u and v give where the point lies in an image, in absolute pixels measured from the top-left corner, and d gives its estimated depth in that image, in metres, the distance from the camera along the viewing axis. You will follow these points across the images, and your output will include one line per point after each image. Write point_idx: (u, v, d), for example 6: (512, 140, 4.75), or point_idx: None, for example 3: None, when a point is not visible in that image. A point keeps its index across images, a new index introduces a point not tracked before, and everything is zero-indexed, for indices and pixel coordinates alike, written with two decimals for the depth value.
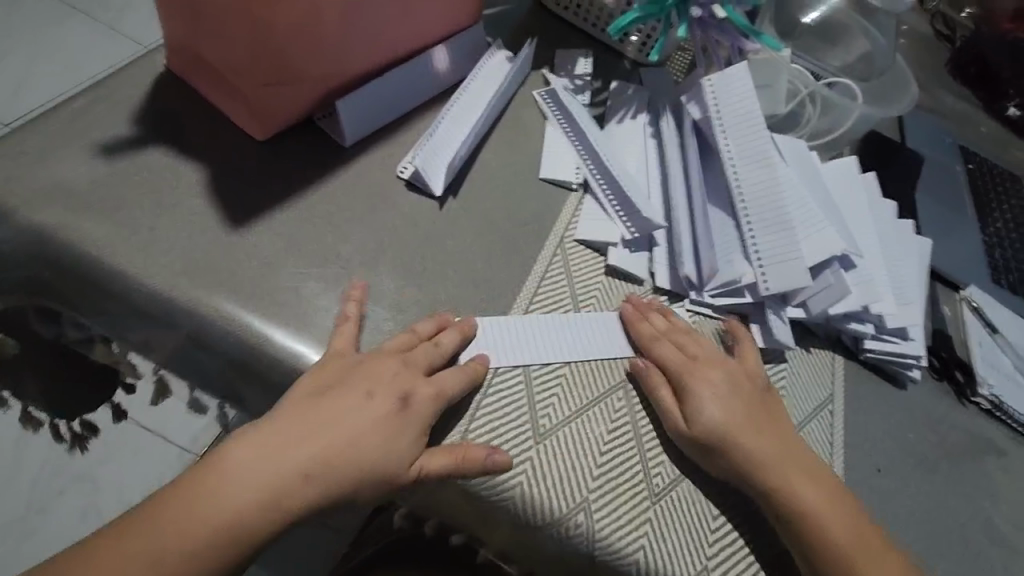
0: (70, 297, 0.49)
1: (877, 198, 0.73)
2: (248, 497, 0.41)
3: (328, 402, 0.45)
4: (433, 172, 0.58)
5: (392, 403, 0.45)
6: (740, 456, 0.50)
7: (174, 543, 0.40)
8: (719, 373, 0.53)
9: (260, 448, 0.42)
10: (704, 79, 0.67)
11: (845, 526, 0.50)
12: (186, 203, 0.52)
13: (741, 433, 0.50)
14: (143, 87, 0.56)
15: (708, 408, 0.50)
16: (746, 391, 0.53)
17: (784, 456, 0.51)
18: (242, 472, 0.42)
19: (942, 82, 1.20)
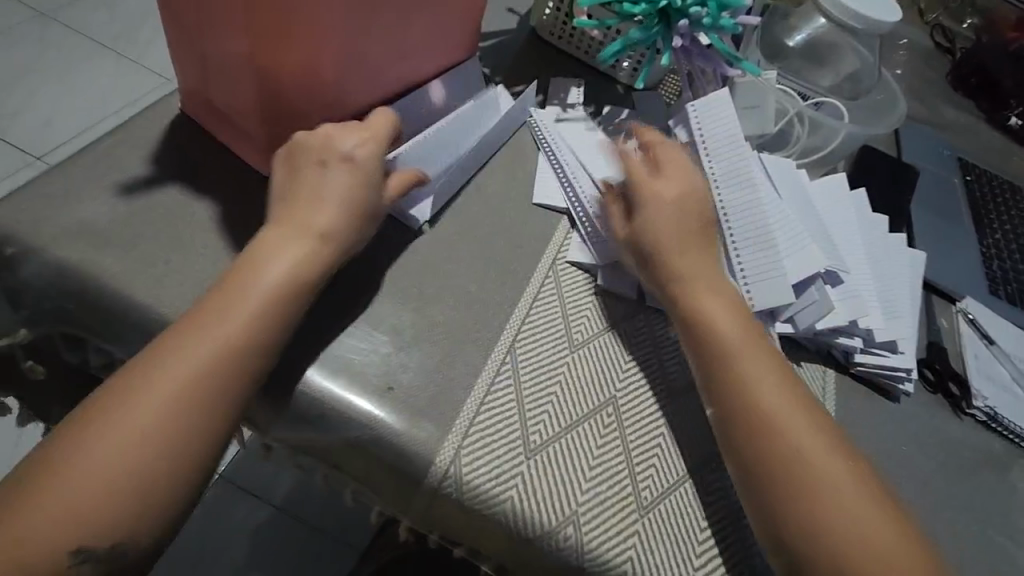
0: (92, 327, 0.53)
1: (867, 215, 0.74)
2: (162, 398, 0.42)
3: (189, 332, 0.45)
4: (417, 204, 0.61)
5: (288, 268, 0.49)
6: (688, 299, 0.56)
7: (105, 454, 0.40)
8: (679, 217, 0.59)
9: (140, 383, 0.42)
10: (689, 105, 0.69)
11: (773, 386, 0.51)
12: (198, 238, 0.55)
13: (687, 277, 0.57)
14: (159, 130, 0.60)
15: (659, 220, 0.58)
16: (706, 248, 0.59)
17: (720, 306, 0.56)
18: (147, 380, 0.42)
19: (942, 94, 1.21)
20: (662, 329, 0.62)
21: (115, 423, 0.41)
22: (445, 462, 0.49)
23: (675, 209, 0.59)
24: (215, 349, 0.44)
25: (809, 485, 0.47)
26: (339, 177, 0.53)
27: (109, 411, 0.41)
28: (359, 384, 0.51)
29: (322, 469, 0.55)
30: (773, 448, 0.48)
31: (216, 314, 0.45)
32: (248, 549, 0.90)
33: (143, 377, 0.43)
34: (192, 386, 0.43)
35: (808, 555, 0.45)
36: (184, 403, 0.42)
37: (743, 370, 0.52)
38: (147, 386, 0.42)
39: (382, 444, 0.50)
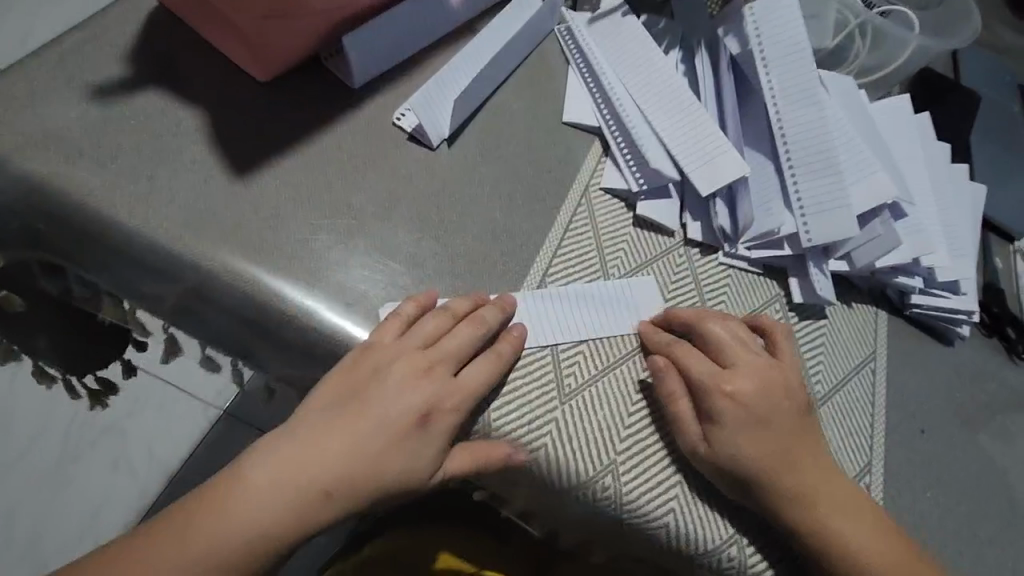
0: (69, 252, 0.46)
1: (931, 140, 0.67)
2: (276, 505, 0.40)
3: (319, 434, 0.41)
4: (435, 122, 0.54)
5: (410, 418, 0.42)
6: (765, 484, 0.45)
7: (179, 563, 0.39)
8: (759, 384, 0.47)
9: (258, 481, 0.40)
10: (746, 8, 0.61)
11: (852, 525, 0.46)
12: (186, 150, 0.48)
13: (766, 448, 0.45)
14: (135, 24, 0.51)
15: (732, 442, 0.45)
16: (781, 401, 0.47)
17: (801, 467, 0.46)
18: (262, 488, 0.40)
19: (1003, 13, 1.09)
20: (704, 262, 0.56)
21: (177, 538, 0.40)
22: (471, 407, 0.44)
23: (744, 370, 0.47)
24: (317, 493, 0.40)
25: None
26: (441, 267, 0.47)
27: (221, 505, 0.40)
28: (377, 319, 0.46)
29: None
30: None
31: (348, 423, 0.42)
32: None
33: (221, 500, 0.40)
34: (279, 529, 0.40)
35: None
36: (301, 513, 0.40)
37: (819, 510, 0.45)
38: (223, 519, 0.40)
39: None
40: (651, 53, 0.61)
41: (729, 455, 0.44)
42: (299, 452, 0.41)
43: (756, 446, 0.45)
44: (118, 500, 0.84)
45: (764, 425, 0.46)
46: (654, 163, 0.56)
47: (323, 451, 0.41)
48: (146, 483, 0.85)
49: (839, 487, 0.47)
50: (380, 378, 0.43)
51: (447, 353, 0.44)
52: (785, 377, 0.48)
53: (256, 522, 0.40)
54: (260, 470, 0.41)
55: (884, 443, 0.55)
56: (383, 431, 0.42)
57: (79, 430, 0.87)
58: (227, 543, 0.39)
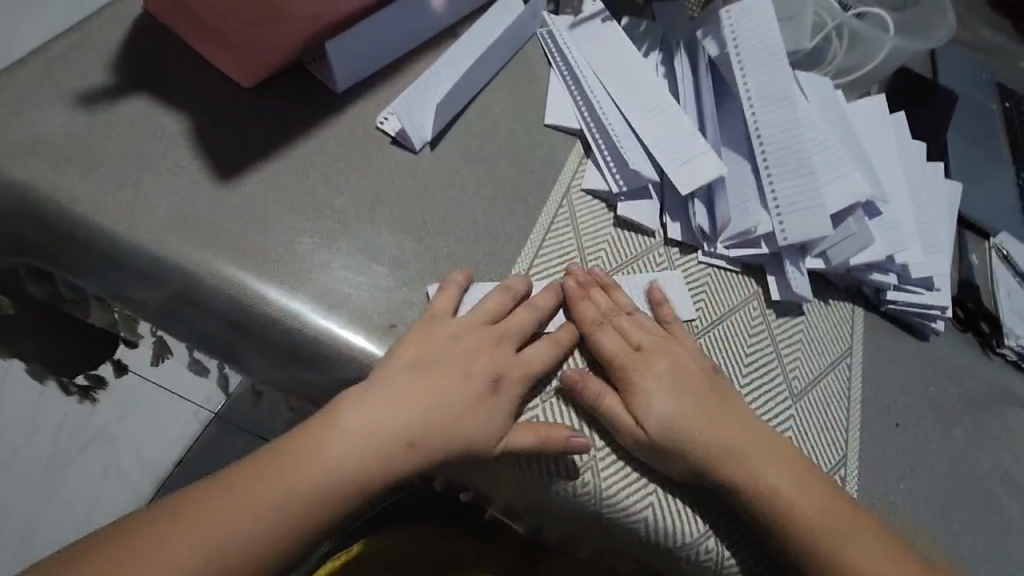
0: (57, 256, 0.47)
1: (907, 140, 0.68)
2: (356, 457, 0.41)
3: (403, 389, 0.43)
4: (417, 126, 0.55)
5: (486, 381, 0.45)
6: (700, 451, 0.46)
7: (238, 524, 0.39)
8: (667, 362, 0.49)
9: (336, 433, 0.42)
10: (723, 11, 0.62)
11: (799, 485, 0.47)
12: (171, 155, 0.49)
13: (695, 416, 0.47)
14: (121, 30, 0.52)
15: (661, 410, 0.47)
16: (698, 376, 0.49)
17: (733, 433, 0.48)
18: (344, 439, 0.41)
19: (982, 13, 1.11)
20: (683, 262, 0.57)
21: (222, 504, 0.39)
22: None
23: (656, 351, 0.49)
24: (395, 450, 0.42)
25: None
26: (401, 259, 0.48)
27: (293, 458, 0.41)
28: (360, 321, 0.47)
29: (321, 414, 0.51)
30: (815, 551, 0.45)
31: (430, 382, 0.44)
32: None
33: (287, 464, 0.41)
34: (350, 484, 0.41)
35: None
36: (380, 464, 0.41)
37: (760, 472, 0.47)
38: (293, 479, 0.40)
39: None
40: (630, 56, 0.62)
41: (657, 417, 0.46)
42: (384, 406, 0.43)
43: (679, 409, 0.47)
44: (111, 501, 0.85)
45: (686, 389, 0.48)
46: (633, 165, 0.57)
47: (404, 406, 0.43)
48: (139, 484, 0.86)
49: (773, 446, 0.49)
50: (455, 348, 0.46)
51: (512, 330, 0.48)
52: (677, 354, 0.50)
53: (340, 470, 0.41)
54: (339, 425, 0.42)
55: (860, 436, 0.56)
56: (467, 391, 0.44)
57: (72, 431, 0.87)
58: (307, 495, 0.40)
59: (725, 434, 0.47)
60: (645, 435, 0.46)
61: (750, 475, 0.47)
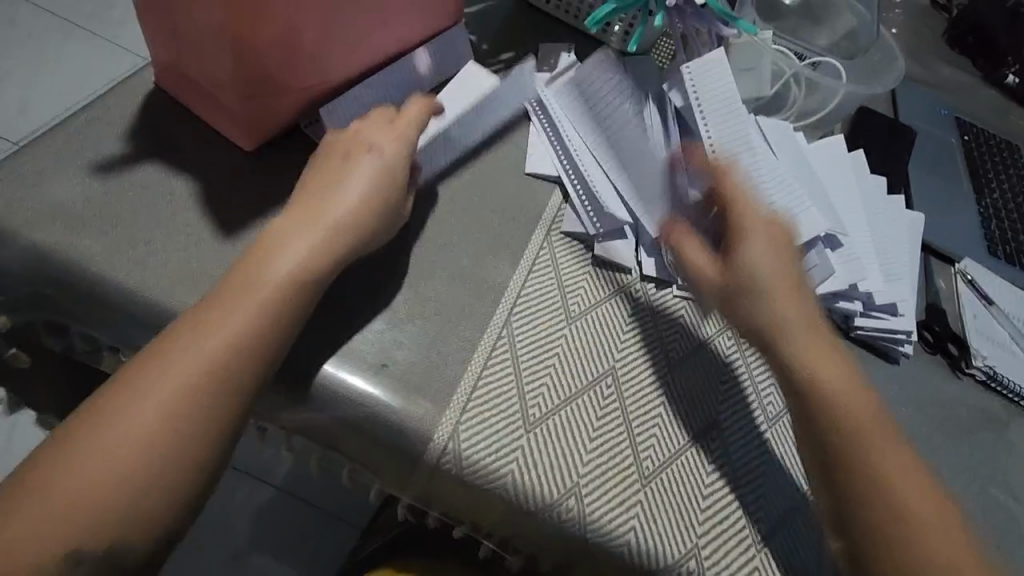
0: (72, 311, 0.51)
1: (865, 176, 0.73)
2: (169, 397, 0.40)
3: (198, 333, 0.43)
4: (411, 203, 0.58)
5: (276, 284, 0.46)
6: (783, 324, 0.51)
7: (73, 498, 0.37)
8: (781, 253, 0.53)
9: (139, 383, 0.41)
10: (684, 67, 0.66)
11: (851, 388, 0.50)
12: (179, 215, 0.53)
13: (787, 288, 0.52)
14: (134, 105, 0.57)
15: (757, 261, 0.52)
16: (794, 270, 0.54)
17: (812, 334, 0.51)
18: (156, 383, 0.41)
19: (939, 53, 1.17)
20: (658, 296, 0.61)
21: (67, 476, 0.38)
22: (444, 438, 0.48)
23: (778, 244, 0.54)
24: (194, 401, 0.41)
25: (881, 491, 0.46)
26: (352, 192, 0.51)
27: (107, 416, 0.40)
28: (354, 361, 0.50)
29: (317, 450, 0.54)
30: (844, 448, 0.48)
31: (227, 315, 0.44)
32: (249, 533, 0.88)
33: (103, 423, 0.40)
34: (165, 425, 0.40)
35: (857, 527, 0.46)
36: (198, 397, 0.41)
37: (828, 385, 0.49)
38: (110, 437, 0.39)
39: (377, 422, 0.49)
40: (601, 110, 0.67)
41: (754, 272, 0.52)
42: (182, 348, 0.42)
43: (777, 270, 0.52)
44: None
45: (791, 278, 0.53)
46: (609, 209, 0.62)
47: (205, 344, 0.42)
48: None
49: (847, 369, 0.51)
50: (252, 277, 0.46)
51: (303, 225, 0.49)
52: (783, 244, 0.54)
53: (155, 416, 0.40)
54: (121, 400, 0.40)
55: None
56: (258, 312, 0.44)
57: None
58: (115, 457, 0.38)
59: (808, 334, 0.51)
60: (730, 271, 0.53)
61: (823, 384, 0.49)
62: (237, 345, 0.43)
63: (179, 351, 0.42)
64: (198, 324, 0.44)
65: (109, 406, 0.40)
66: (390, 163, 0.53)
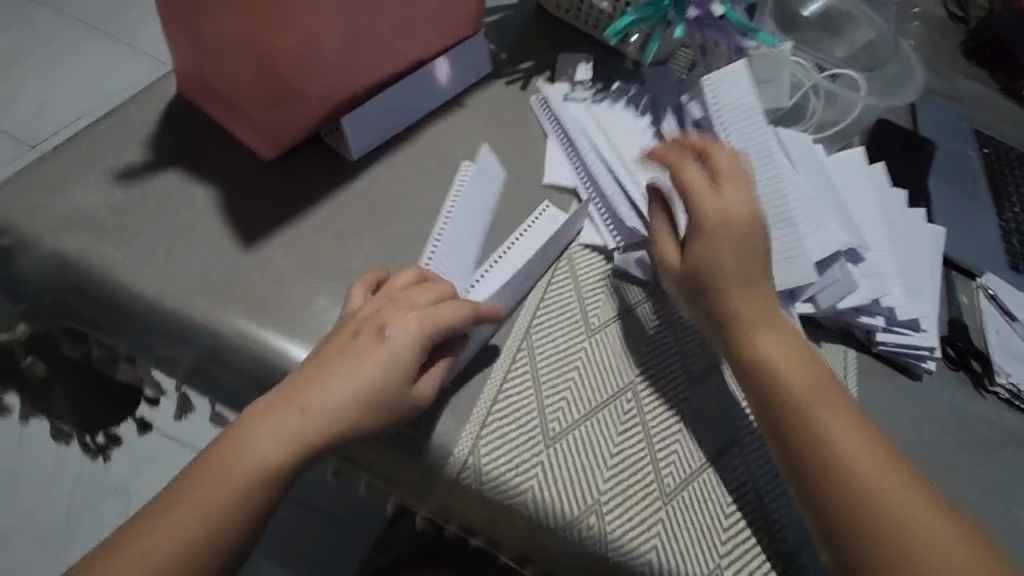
0: (92, 319, 0.51)
1: (886, 188, 0.72)
2: (202, 513, 0.42)
3: (236, 454, 0.43)
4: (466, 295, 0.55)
5: (325, 421, 0.44)
6: (737, 304, 0.52)
7: None
8: (743, 234, 0.53)
9: (179, 504, 0.42)
10: (704, 77, 0.67)
11: (815, 383, 0.50)
12: (200, 223, 0.53)
13: (737, 263, 0.53)
14: (156, 112, 0.57)
15: (698, 255, 0.53)
16: (757, 246, 0.54)
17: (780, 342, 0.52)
18: (192, 504, 0.42)
19: (957, 65, 1.17)
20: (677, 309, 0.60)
21: None
22: (464, 452, 0.48)
23: (744, 224, 0.53)
24: (207, 527, 0.42)
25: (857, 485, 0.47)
26: (418, 315, 0.47)
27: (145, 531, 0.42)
28: None
29: (336, 463, 0.54)
30: (814, 439, 0.48)
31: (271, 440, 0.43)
32: (261, 540, 0.88)
33: (143, 537, 0.41)
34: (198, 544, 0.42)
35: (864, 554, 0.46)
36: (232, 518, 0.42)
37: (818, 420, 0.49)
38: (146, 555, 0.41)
39: (397, 435, 0.48)
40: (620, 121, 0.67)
41: (706, 262, 0.53)
42: (218, 464, 0.43)
43: (731, 260, 0.52)
44: None
45: (751, 274, 0.53)
46: (626, 220, 0.61)
47: (242, 464, 0.43)
48: None
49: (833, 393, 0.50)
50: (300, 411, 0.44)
51: (354, 364, 0.45)
52: (748, 234, 0.53)
53: (189, 536, 0.42)
54: (161, 518, 0.42)
55: None
56: (297, 437, 0.44)
57: (89, 485, 0.90)
58: None
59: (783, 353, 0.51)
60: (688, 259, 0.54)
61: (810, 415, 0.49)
62: (243, 483, 0.43)
63: (193, 479, 0.43)
64: (209, 459, 0.44)
65: (131, 531, 0.42)
66: (404, 344, 0.46)
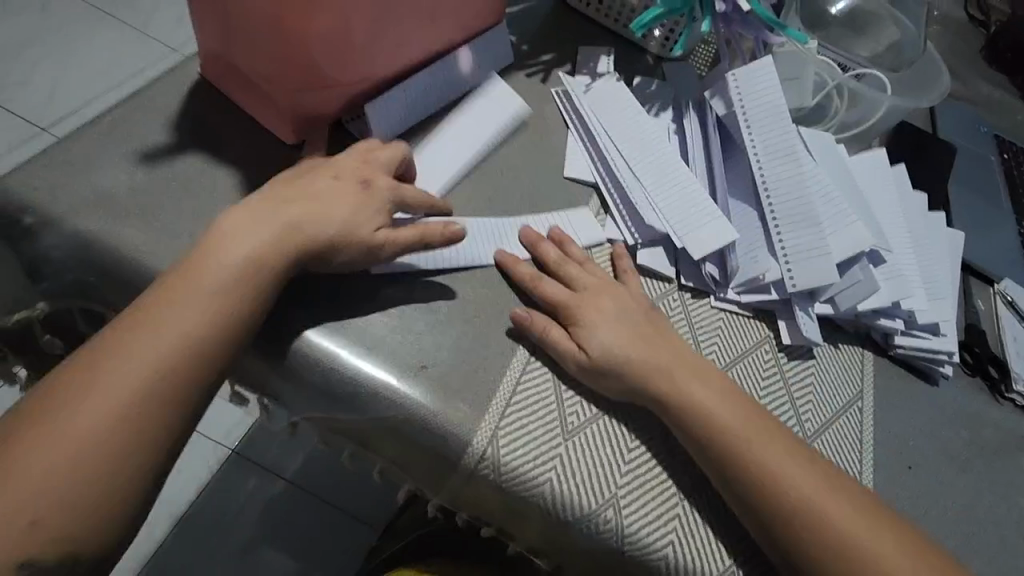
0: (113, 301, 0.51)
1: (908, 192, 0.71)
2: (149, 362, 0.40)
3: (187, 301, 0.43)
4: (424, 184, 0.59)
5: (294, 241, 0.46)
6: (639, 376, 0.50)
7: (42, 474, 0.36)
8: (610, 301, 0.54)
9: (123, 353, 0.40)
10: (729, 74, 0.66)
11: (727, 403, 0.50)
12: (222, 207, 0.53)
13: (597, 311, 0.53)
14: (178, 95, 0.57)
15: (603, 340, 0.51)
16: (637, 311, 0.54)
17: (686, 364, 0.52)
18: (138, 349, 0.41)
19: (976, 68, 1.16)
20: (697, 306, 0.60)
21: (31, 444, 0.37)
22: (482, 443, 0.47)
23: (598, 291, 0.54)
24: (182, 359, 0.41)
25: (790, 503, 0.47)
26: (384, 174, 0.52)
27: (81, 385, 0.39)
28: (391, 360, 0.50)
29: (350, 449, 0.54)
30: (760, 479, 0.47)
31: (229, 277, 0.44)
32: (266, 526, 0.88)
33: (81, 384, 0.39)
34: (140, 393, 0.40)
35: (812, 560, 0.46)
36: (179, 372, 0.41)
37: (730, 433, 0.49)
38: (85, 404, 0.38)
39: (416, 425, 0.48)
40: (640, 117, 0.66)
41: (595, 333, 0.51)
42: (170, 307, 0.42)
43: (603, 303, 0.53)
44: None
45: (628, 320, 0.53)
46: (646, 217, 0.61)
47: (196, 306, 0.42)
48: None
49: (747, 407, 0.51)
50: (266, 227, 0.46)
51: (322, 198, 0.48)
52: (620, 299, 0.54)
53: (132, 386, 0.40)
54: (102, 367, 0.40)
55: (874, 477, 0.57)
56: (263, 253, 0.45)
57: None
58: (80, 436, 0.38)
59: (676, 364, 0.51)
60: (586, 359, 0.50)
61: (734, 440, 0.49)
62: (219, 316, 0.43)
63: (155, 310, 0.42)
64: (157, 302, 0.42)
65: (89, 375, 0.40)
66: (377, 194, 0.51)
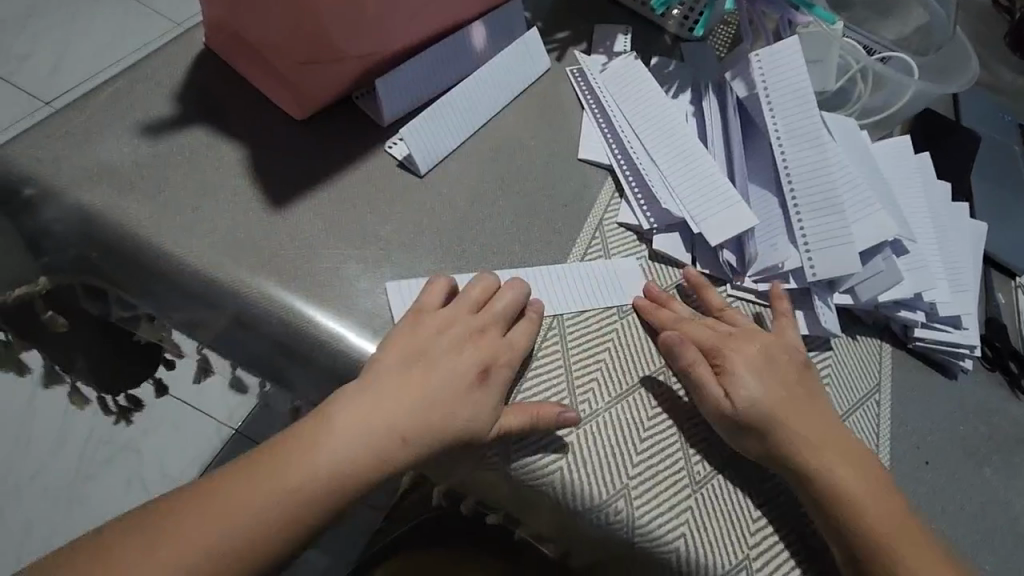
0: (115, 277, 0.50)
1: (931, 180, 0.69)
2: (266, 498, 0.40)
3: (304, 453, 0.41)
4: (422, 153, 0.57)
5: (472, 372, 0.46)
6: (783, 435, 0.48)
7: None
8: (760, 347, 0.52)
9: (230, 495, 0.40)
10: (752, 55, 0.64)
11: (851, 469, 0.48)
12: (226, 182, 0.52)
13: (748, 358, 0.51)
14: (182, 65, 0.55)
15: (752, 389, 0.49)
16: (782, 359, 0.52)
17: (818, 429, 0.50)
18: (253, 490, 0.40)
19: (1000, 56, 1.13)
20: None
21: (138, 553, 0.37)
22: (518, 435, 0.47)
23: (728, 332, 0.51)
24: (311, 491, 0.40)
25: (874, 542, 0.46)
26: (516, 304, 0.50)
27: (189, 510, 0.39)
28: None
29: None
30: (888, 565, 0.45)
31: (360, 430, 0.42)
32: None
33: (189, 510, 0.39)
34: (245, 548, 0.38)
35: None
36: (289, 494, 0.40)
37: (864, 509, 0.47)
38: (200, 522, 0.38)
39: None
40: (659, 97, 0.64)
41: (741, 385, 0.49)
42: (301, 448, 0.41)
43: (750, 351, 0.52)
44: None
45: (770, 372, 0.51)
46: (662, 202, 0.58)
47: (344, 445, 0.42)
48: None
49: (872, 485, 0.48)
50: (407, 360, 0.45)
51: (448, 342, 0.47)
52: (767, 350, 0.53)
53: (240, 514, 0.39)
54: (207, 504, 0.39)
55: (891, 472, 0.56)
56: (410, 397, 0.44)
57: (99, 446, 0.89)
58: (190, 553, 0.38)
59: (809, 431, 0.49)
60: (734, 409, 0.48)
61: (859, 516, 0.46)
62: (327, 475, 0.41)
63: (219, 490, 0.40)
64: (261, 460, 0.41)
65: (196, 505, 0.39)
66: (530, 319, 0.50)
